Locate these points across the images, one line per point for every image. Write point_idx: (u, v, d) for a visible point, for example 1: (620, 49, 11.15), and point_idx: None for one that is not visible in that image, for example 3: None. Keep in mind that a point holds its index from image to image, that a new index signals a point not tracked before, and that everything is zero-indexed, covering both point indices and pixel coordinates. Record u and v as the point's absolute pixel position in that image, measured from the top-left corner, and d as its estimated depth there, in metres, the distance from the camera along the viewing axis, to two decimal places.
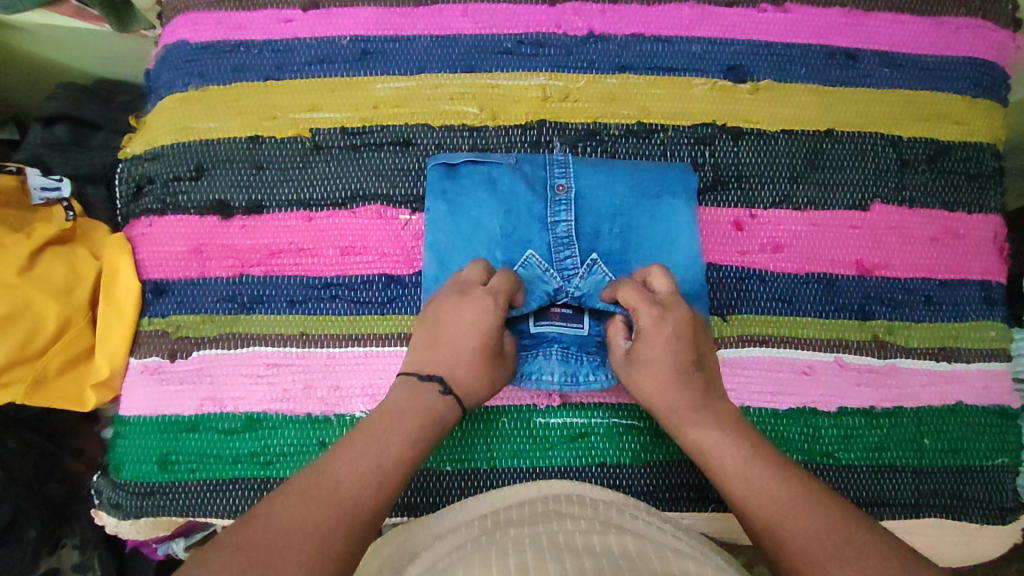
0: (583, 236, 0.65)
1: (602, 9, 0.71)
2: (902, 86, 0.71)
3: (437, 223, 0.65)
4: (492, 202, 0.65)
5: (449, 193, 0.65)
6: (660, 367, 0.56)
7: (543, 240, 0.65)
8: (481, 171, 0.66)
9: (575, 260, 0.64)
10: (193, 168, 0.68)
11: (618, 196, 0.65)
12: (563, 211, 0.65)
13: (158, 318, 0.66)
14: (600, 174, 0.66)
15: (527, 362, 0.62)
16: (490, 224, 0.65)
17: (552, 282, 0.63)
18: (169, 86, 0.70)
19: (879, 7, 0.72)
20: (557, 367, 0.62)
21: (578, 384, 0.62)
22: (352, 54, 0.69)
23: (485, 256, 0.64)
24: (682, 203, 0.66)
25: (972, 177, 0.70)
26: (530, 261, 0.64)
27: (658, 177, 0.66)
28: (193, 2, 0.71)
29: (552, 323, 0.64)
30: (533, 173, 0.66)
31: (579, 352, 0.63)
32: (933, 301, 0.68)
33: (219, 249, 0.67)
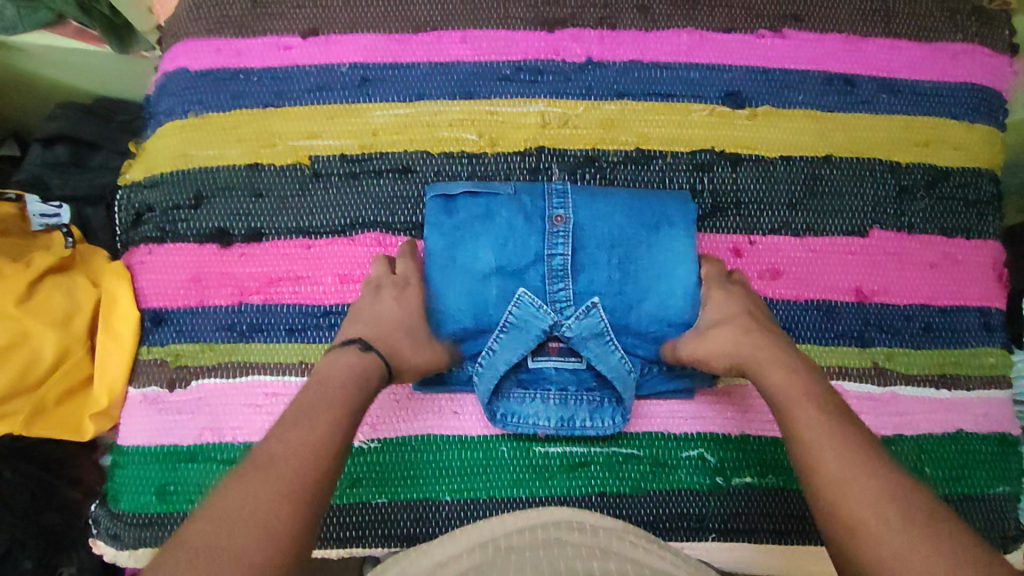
0: (580, 269, 0.64)
1: (600, 36, 0.71)
2: (901, 112, 0.71)
3: (431, 255, 0.64)
4: (488, 234, 0.64)
5: (446, 225, 0.65)
6: (733, 314, 0.60)
7: (538, 272, 0.64)
8: (480, 202, 0.65)
9: (568, 293, 0.64)
10: (193, 196, 0.68)
11: (616, 228, 0.65)
12: (559, 244, 0.64)
13: (157, 346, 0.66)
14: (599, 206, 0.65)
15: (525, 406, 0.64)
16: (486, 257, 0.64)
17: (548, 318, 0.63)
18: (168, 113, 0.71)
19: (877, 33, 0.72)
20: (554, 413, 0.64)
21: (575, 430, 0.64)
22: (351, 81, 0.70)
23: (480, 290, 0.63)
24: (682, 232, 0.65)
25: (971, 203, 0.70)
26: (525, 296, 0.63)
27: (659, 206, 0.66)
28: (193, 29, 0.71)
29: (551, 358, 0.64)
30: (530, 205, 0.65)
31: (578, 393, 0.64)
32: (932, 328, 0.68)
33: (219, 277, 0.67)
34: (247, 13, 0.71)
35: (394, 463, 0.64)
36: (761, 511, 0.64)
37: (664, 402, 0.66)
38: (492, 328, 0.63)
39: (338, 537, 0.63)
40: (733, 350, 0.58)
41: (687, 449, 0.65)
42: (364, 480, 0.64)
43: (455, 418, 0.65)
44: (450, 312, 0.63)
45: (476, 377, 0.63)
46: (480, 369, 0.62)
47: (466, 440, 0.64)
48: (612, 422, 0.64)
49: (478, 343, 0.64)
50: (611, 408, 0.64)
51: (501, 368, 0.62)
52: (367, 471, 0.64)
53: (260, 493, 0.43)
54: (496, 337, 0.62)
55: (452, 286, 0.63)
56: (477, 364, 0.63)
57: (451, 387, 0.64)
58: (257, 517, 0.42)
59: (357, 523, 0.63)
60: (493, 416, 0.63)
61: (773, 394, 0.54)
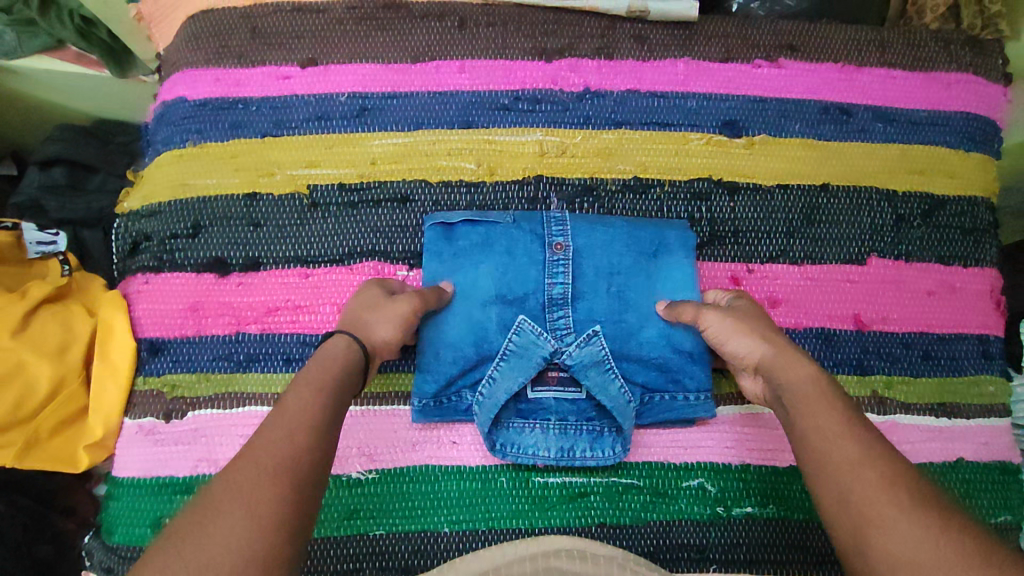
0: (579, 297, 0.64)
1: (598, 65, 0.71)
2: (896, 141, 0.72)
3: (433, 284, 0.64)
4: (488, 263, 0.64)
5: (447, 253, 0.65)
6: (757, 315, 0.57)
7: (537, 300, 0.64)
8: (479, 231, 0.65)
9: (568, 320, 0.64)
10: (190, 226, 0.68)
11: (616, 255, 0.65)
12: (560, 272, 0.64)
13: (154, 377, 0.66)
14: (599, 232, 0.65)
15: (524, 436, 0.63)
16: (486, 285, 0.64)
17: (548, 346, 0.62)
18: (167, 142, 0.71)
19: (871, 62, 0.73)
20: (553, 442, 0.63)
21: (575, 459, 0.63)
22: (350, 110, 0.70)
23: (481, 319, 0.63)
24: (680, 259, 0.66)
25: (967, 231, 0.71)
26: (525, 324, 0.63)
27: (657, 235, 0.66)
28: (192, 59, 0.72)
29: (550, 388, 0.64)
30: (529, 236, 0.65)
31: (578, 423, 0.64)
32: (931, 356, 0.68)
33: (215, 307, 0.66)
34: (247, 44, 0.72)
35: (393, 493, 0.63)
36: (763, 542, 0.63)
37: (662, 430, 0.65)
38: (492, 355, 0.63)
39: (337, 571, 0.61)
40: (759, 337, 0.54)
41: (688, 479, 0.64)
42: (362, 512, 0.63)
43: (452, 448, 0.64)
44: (450, 341, 0.63)
45: (476, 407, 0.62)
46: (481, 399, 0.61)
47: (464, 470, 0.64)
48: (612, 454, 0.63)
49: (478, 372, 0.63)
50: (612, 438, 0.64)
51: (500, 398, 0.61)
52: (364, 502, 0.63)
53: (260, 476, 0.40)
54: (496, 365, 0.62)
55: (451, 317, 0.63)
56: (477, 393, 0.62)
57: (451, 418, 0.64)
58: (250, 501, 0.39)
59: (354, 555, 0.62)
60: (493, 446, 0.62)
61: (795, 386, 0.49)
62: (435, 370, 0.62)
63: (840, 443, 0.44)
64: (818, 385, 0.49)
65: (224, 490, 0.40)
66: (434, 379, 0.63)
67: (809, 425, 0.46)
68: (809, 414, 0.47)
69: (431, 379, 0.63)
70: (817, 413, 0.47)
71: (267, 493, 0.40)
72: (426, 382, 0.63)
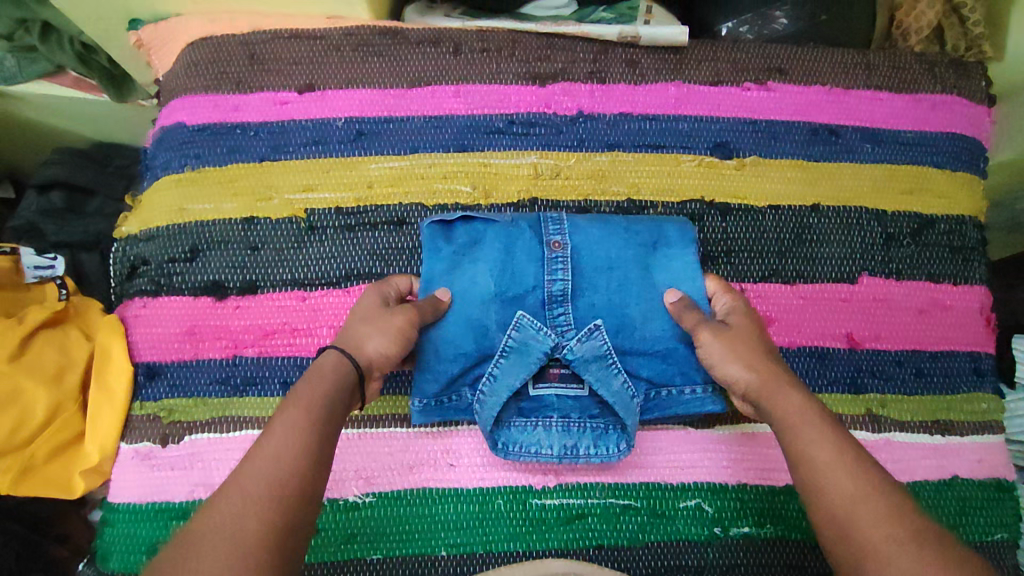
0: (579, 294, 0.62)
1: (590, 89, 0.73)
2: (885, 161, 0.73)
3: (432, 280, 0.63)
4: (486, 262, 0.63)
5: (445, 251, 0.63)
6: (750, 334, 0.55)
7: (536, 297, 0.62)
8: (477, 228, 0.64)
9: (568, 317, 0.62)
10: (188, 250, 0.68)
11: (616, 248, 0.63)
12: (559, 270, 0.62)
13: (150, 402, 0.66)
14: (596, 228, 0.64)
15: (526, 434, 0.62)
16: (484, 283, 0.62)
17: (548, 341, 0.60)
18: (165, 167, 0.72)
19: (858, 85, 0.74)
20: (556, 440, 0.63)
21: (578, 457, 0.63)
22: (347, 135, 0.71)
23: (480, 317, 0.61)
24: (682, 252, 0.64)
25: (956, 249, 0.72)
26: (524, 320, 0.61)
27: (657, 229, 0.65)
28: (191, 85, 0.73)
29: (552, 385, 0.62)
30: (526, 231, 0.63)
31: (581, 420, 0.63)
32: (924, 374, 0.69)
33: (213, 330, 0.67)
34: (245, 70, 0.73)
35: (390, 517, 0.63)
36: (761, 562, 0.63)
37: (659, 450, 0.65)
38: (492, 352, 0.61)
39: None
40: (748, 365, 0.52)
41: (685, 499, 0.64)
42: (360, 536, 0.62)
43: (450, 470, 0.64)
44: (448, 339, 0.60)
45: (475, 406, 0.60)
46: (482, 399, 0.60)
47: (462, 493, 0.64)
48: (616, 451, 0.62)
49: (478, 370, 0.62)
50: (616, 435, 0.63)
51: (502, 396, 0.59)
52: (360, 527, 0.63)
53: (246, 501, 0.40)
54: (495, 363, 0.60)
55: (450, 316, 0.61)
56: (478, 391, 0.60)
57: (451, 418, 0.62)
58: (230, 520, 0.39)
59: None
60: (494, 445, 0.61)
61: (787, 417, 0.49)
62: (435, 369, 0.60)
63: (834, 477, 0.44)
64: (809, 413, 0.48)
65: (214, 513, 0.39)
66: (435, 378, 0.60)
67: (803, 457, 0.46)
68: (802, 445, 0.47)
69: (430, 377, 0.60)
70: (811, 444, 0.46)
71: (251, 521, 0.39)
72: (427, 383, 0.60)
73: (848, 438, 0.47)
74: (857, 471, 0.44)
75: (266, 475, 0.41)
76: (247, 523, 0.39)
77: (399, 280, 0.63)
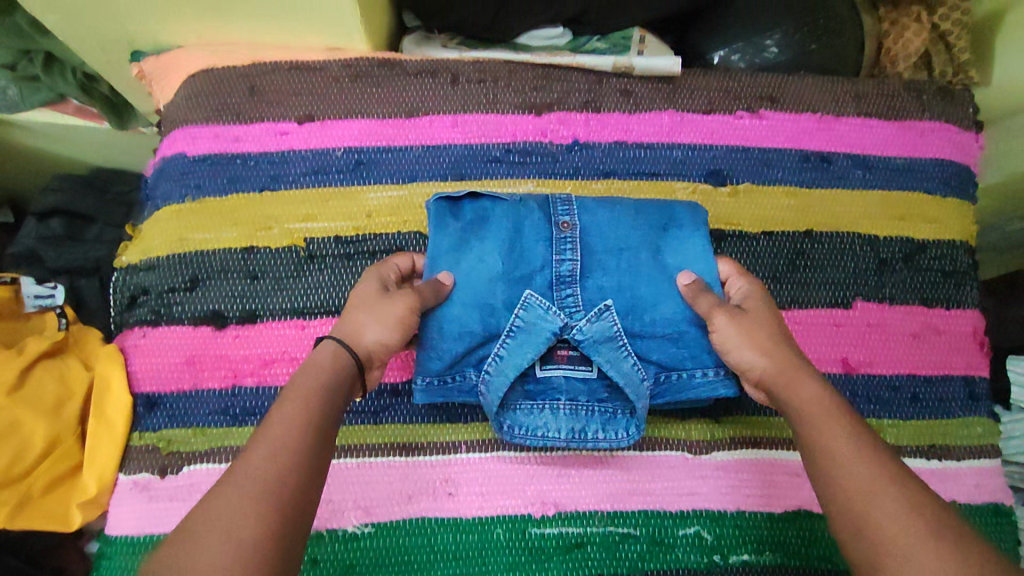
0: (589, 274, 0.62)
1: (585, 118, 0.74)
2: (876, 187, 0.74)
3: (438, 258, 0.62)
4: (494, 241, 0.62)
5: (452, 229, 0.63)
6: (766, 319, 0.56)
7: (544, 277, 0.62)
8: (484, 206, 0.64)
9: (577, 298, 0.61)
10: (188, 279, 0.69)
11: (625, 229, 0.63)
12: (568, 250, 0.62)
13: (149, 433, 0.66)
14: (605, 211, 0.64)
15: (533, 418, 0.62)
16: (492, 262, 0.61)
17: (557, 321, 0.59)
18: (166, 197, 0.72)
19: (847, 113, 0.76)
20: (564, 424, 0.62)
21: (586, 441, 0.61)
22: (346, 164, 0.72)
23: (487, 296, 0.60)
24: (692, 233, 0.64)
25: (948, 274, 0.73)
26: (531, 299, 0.60)
27: (667, 211, 0.66)
28: (192, 116, 0.74)
29: (560, 366, 0.61)
30: (535, 211, 0.63)
31: (590, 404, 0.62)
32: (920, 399, 0.69)
33: (212, 360, 0.67)
34: (246, 101, 0.74)
35: (389, 548, 0.63)
36: None
37: (658, 477, 0.65)
38: (497, 333, 0.60)
39: None
40: (763, 348, 0.53)
41: (684, 527, 0.64)
42: (358, 568, 0.62)
43: (449, 499, 0.64)
44: (454, 318, 0.59)
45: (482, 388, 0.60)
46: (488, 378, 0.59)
47: (461, 523, 0.63)
48: (625, 436, 0.61)
49: (484, 350, 0.61)
50: (624, 420, 0.62)
51: (510, 376, 0.59)
52: (359, 557, 0.62)
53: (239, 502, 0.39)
54: (502, 343, 0.59)
55: (456, 294, 0.60)
56: (484, 372, 0.60)
57: (454, 399, 0.61)
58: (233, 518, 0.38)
59: None
60: (500, 427, 0.61)
61: (805, 407, 0.49)
62: (439, 348, 0.59)
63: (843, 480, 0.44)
64: (826, 403, 0.48)
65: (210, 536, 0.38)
66: (438, 358, 0.59)
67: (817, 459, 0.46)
68: (821, 435, 0.46)
69: (436, 357, 0.59)
70: (828, 435, 0.46)
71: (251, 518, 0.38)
72: (430, 361, 0.59)
73: (870, 427, 0.46)
74: (882, 464, 0.44)
75: (265, 472, 0.41)
76: (245, 524, 0.38)
77: (401, 261, 0.64)
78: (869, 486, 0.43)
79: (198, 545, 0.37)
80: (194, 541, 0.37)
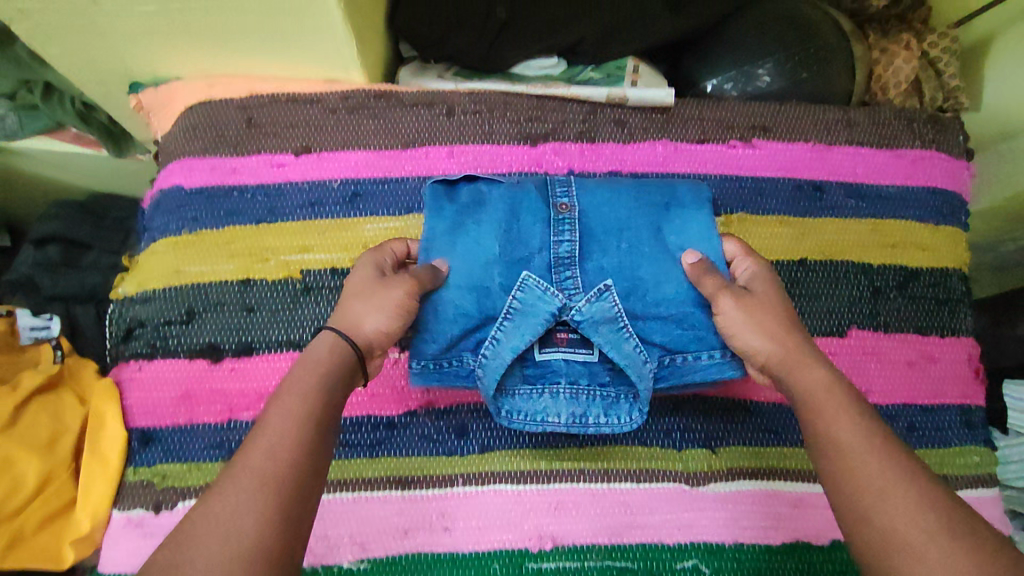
0: (587, 256, 0.62)
1: (580, 149, 0.75)
2: (869, 216, 0.75)
3: (434, 240, 0.62)
4: (491, 223, 0.62)
5: (448, 212, 0.63)
6: (771, 304, 0.56)
7: (543, 259, 0.62)
8: (481, 190, 0.64)
9: (576, 280, 0.61)
10: (184, 312, 0.69)
11: (624, 210, 0.64)
12: (566, 231, 0.62)
13: (144, 467, 0.65)
14: (602, 191, 0.65)
15: (532, 403, 0.61)
16: (489, 244, 0.61)
17: (555, 302, 0.59)
18: (162, 229, 0.73)
19: (839, 142, 0.77)
20: (563, 408, 0.61)
21: (585, 426, 0.61)
22: (342, 196, 0.72)
23: (485, 278, 0.60)
24: (693, 212, 0.64)
25: (942, 301, 0.73)
26: (529, 280, 0.60)
27: (668, 191, 0.66)
28: (190, 149, 0.75)
29: (559, 349, 0.61)
30: (532, 193, 0.64)
31: (590, 387, 0.62)
32: (916, 427, 0.69)
33: (208, 394, 0.67)
34: (243, 133, 0.75)
35: None
36: None
37: (655, 509, 0.65)
38: (495, 316, 0.60)
39: None
40: (769, 334, 0.54)
41: (682, 561, 0.64)
42: None
43: (445, 534, 0.63)
44: (451, 299, 0.59)
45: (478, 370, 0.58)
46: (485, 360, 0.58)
47: (457, 558, 0.63)
48: (627, 420, 0.61)
49: (480, 334, 0.60)
50: (627, 405, 0.61)
51: (506, 360, 0.58)
52: None
53: (245, 502, 0.39)
54: (499, 326, 0.59)
55: (453, 274, 0.60)
56: (482, 356, 0.59)
57: (451, 383, 0.60)
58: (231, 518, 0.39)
59: None
60: (498, 412, 0.60)
61: (809, 398, 0.50)
62: (435, 330, 0.59)
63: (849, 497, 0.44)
64: (831, 390, 0.50)
65: None
66: (435, 341, 0.59)
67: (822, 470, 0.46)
68: (825, 428, 0.48)
69: (432, 339, 0.59)
70: (832, 425, 0.48)
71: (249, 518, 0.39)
72: (427, 343, 0.59)
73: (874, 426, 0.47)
74: (885, 454, 0.45)
75: (266, 468, 0.41)
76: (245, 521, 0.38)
77: (395, 247, 0.63)
78: (874, 478, 0.44)
79: (206, 548, 0.37)
80: (198, 545, 0.38)
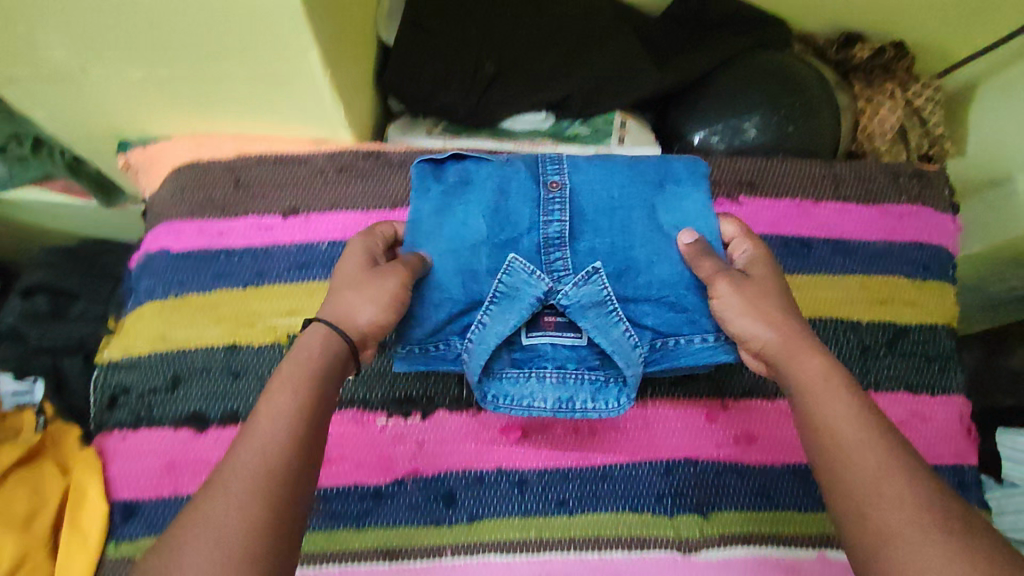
0: (578, 236, 0.60)
1: None
2: (856, 274, 0.75)
3: (421, 223, 0.60)
4: (480, 201, 0.60)
5: (435, 192, 0.61)
6: (771, 289, 0.53)
7: (532, 240, 0.60)
8: (469, 168, 0.62)
9: (566, 261, 0.59)
10: (169, 380, 0.68)
11: (617, 188, 0.62)
12: (557, 211, 0.60)
13: (125, 542, 0.64)
14: (595, 168, 0.63)
15: (519, 387, 0.58)
16: (476, 226, 0.60)
17: (541, 285, 0.57)
18: (148, 292, 0.72)
19: (826, 197, 0.77)
20: (550, 392, 0.58)
21: (574, 411, 0.58)
22: (330, 258, 0.72)
23: (472, 260, 0.59)
24: (691, 189, 0.62)
25: (932, 358, 0.73)
26: (516, 262, 0.58)
27: (662, 167, 0.63)
28: (177, 211, 0.74)
29: (546, 334, 0.59)
30: (522, 171, 0.62)
31: (579, 371, 0.59)
32: None
33: (192, 464, 0.66)
34: (230, 194, 0.74)
35: None
36: None
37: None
38: (481, 299, 0.58)
39: None
40: (769, 320, 0.51)
41: None
42: None
43: None
44: (438, 281, 0.58)
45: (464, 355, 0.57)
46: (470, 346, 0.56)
47: None
48: (616, 406, 0.57)
49: (468, 318, 0.59)
50: (616, 389, 0.58)
51: (490, 343, 0.55)
52: None
53: (230, 505, 0.38)
54: (485, 310, 0.57)
55: (440, 254, 0.59)
56: (467, 340, 0.57)
57: (437, 367, 0.60)
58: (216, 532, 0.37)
59: None
60: (482, 397, 0.58)
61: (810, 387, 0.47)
62: (422, 315, 0.58)
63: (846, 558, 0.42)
64: (833, 382, 0.47)
65: None
66: (420, 326, 0.58)
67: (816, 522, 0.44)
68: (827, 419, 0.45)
69: (417, 324, 0.58)
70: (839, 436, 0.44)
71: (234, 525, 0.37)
72: (412, 328, 0.58)
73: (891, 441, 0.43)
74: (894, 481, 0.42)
75: (253, 471, 0.40)
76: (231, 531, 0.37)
77: (384, 230, 0.61)
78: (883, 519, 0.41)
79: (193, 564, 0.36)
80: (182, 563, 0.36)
